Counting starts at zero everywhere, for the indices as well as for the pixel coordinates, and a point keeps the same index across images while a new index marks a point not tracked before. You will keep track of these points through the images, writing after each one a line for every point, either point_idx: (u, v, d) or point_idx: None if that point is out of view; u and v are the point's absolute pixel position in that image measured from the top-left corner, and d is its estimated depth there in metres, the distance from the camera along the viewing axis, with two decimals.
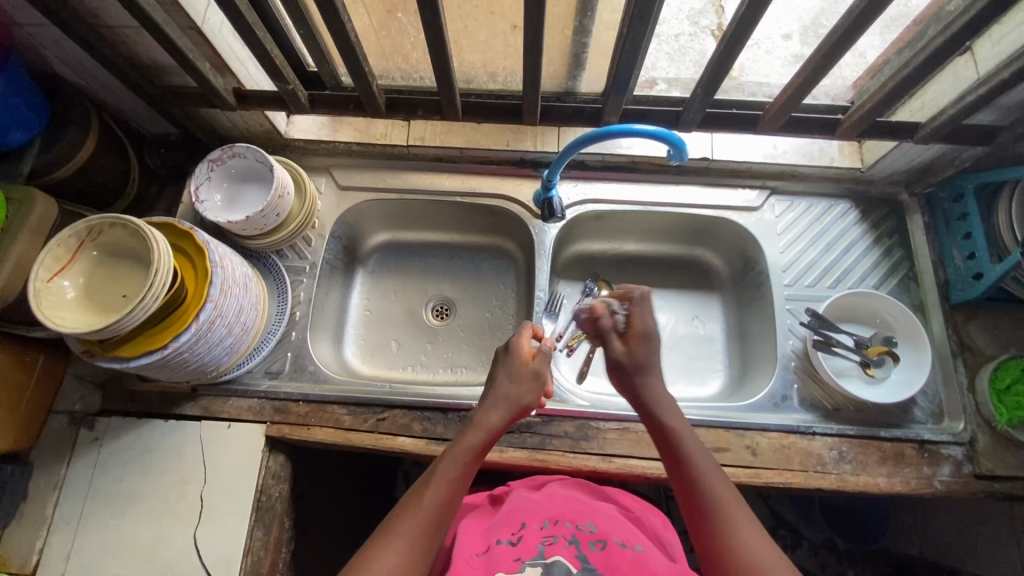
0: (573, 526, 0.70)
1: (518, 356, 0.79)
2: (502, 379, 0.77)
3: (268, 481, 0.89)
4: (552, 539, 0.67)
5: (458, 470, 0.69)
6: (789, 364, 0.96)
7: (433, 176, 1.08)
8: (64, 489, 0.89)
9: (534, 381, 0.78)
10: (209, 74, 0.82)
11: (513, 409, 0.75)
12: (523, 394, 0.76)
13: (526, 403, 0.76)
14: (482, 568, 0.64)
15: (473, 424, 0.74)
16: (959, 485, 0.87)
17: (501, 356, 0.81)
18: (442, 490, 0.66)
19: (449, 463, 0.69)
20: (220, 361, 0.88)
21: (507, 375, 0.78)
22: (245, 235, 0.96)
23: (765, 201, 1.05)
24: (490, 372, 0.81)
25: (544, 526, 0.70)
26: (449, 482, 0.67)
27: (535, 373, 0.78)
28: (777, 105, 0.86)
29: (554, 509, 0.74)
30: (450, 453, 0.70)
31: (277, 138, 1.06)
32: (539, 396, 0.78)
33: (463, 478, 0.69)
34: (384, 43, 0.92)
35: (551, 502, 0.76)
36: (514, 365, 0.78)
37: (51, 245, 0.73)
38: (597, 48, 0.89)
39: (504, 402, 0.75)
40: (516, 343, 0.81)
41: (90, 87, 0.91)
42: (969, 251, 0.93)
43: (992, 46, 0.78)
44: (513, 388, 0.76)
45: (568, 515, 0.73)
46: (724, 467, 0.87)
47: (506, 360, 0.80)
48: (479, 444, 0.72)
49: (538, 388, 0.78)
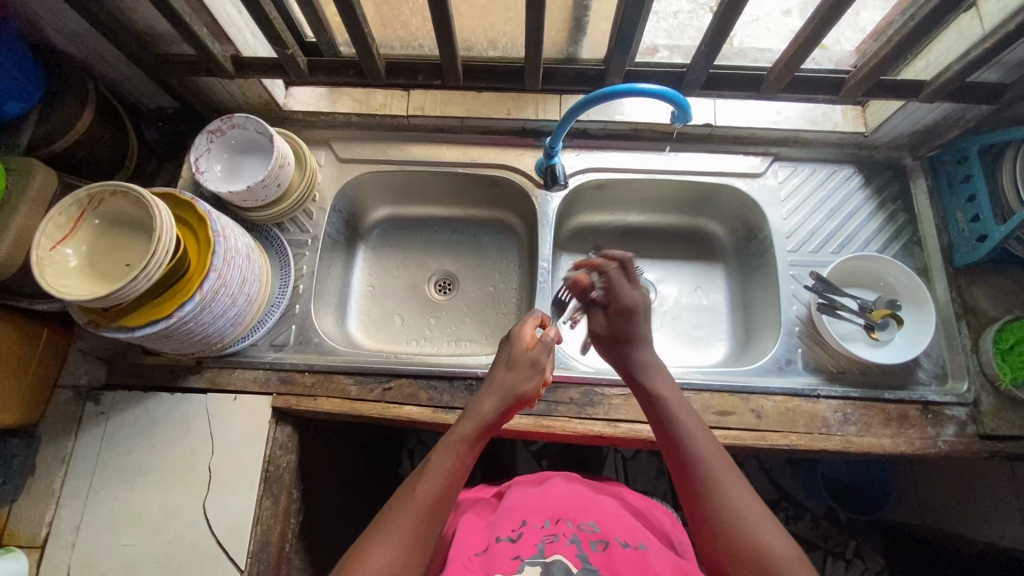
0: (574, 525, 0.70)
1: (519, 343, 0.79)
2: (499, 369, 0.77)
3: (276, 452, 0.90)
4: (553, 538, 0.67)
5: (453, 458, 0.69)
6: (793, 329, 0.96)
7: (433, 148, 1.07)
8: (72, 462, 0.89)
9: (531, 369, 0.77)
10: (207, 40, 0.81)
11: (507, 399, 0.74)
12: (519, 382, 0.75)
13: (523, 392, 0.75)
14: (480, 569, 0.65)
15: (469, 412, 0.74)
16: (962, 445, 0.87)
17: (505, 345, 0.81)
18: (439, 478, 0.67)
19: (444, 453, 0.69)
20: (225, 332, 0.88)
21: (505, 364, 0.78)
22: (246, 207, 0.95)
23: (769, 167, 1.05)
24: (496, 361, 0.81)
25: (545, 524, 0.70)
26: (446, 470, 0.68)
27: (532, 362, 0.77)
28: (780, 66, 0.86)
29: (556, 506, 0.74)
30: (445, 443, 0.70)
31: (275, 110, 1.05)
32: (538, 384, 0.77)
33: (458, 468, 0.69)
34: (383, 9, 0.91)
35: (553, 496, 0.76)
36: (514, 353, 0.78)
37: (52, 214, 0.73)
38: (599, 11, 0.88)
39: (500, 390, 0.75)
40: (521, 329, 0.81)
41: (86, 58, 0.89)
42: (974, 214, 0.93)
43: (998, 1, 0.77)
44: (510, 377, 0.76)
45: (570, 514, 0.73)
46: (729, 430, 0.88)
47: (506, 350, 0.80)
48: (473, 431, 0.72)
49: (536, 376, 0.76)
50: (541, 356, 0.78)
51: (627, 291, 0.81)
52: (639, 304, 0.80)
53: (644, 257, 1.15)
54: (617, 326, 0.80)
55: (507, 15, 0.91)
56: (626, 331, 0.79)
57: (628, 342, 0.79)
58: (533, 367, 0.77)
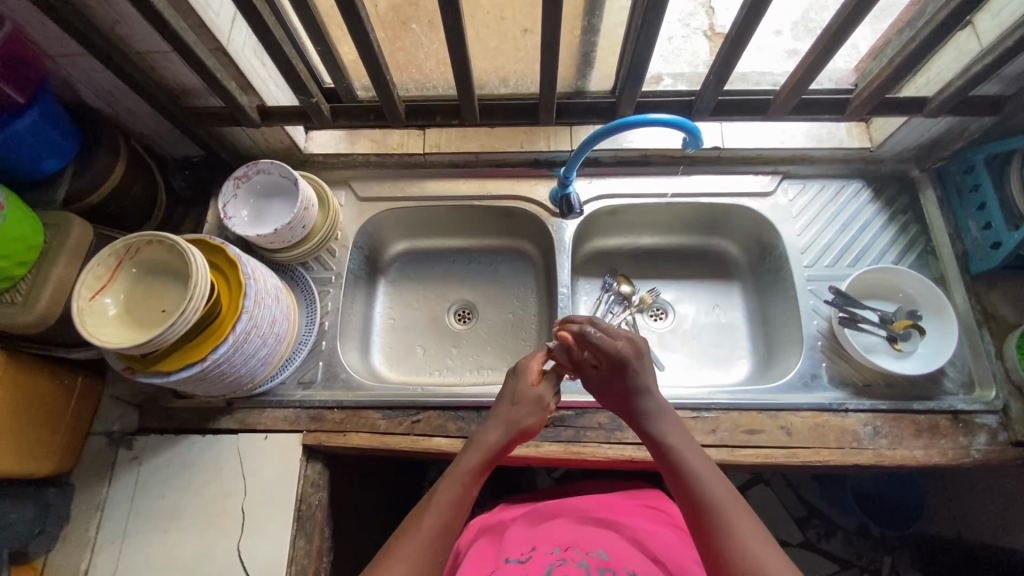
0: (582, 553, 0.71)
1: (525, 379, 0.80)
2: (503, 402, 0.78)
3: (308, 490, 0.90)
4: (561, 561, 0.69)
5: (459, 487, 0.69)
6: (815, 344, 0.96)
7: (450, 182, 1.10)
8: (107, 509, 0.90)
9: (536, 403, 0.78)
10: (236, 92, 0.85)
11: (513, 430, 0.75)
12: (524, 414, 0.76)
13: (526, 425, 0.76)
14: None
15: (474, 442, 0.74)
16: (996, 453, 0.87)
17: (510, 379, 0.81)
18: (442, 511, 0.66)
19: (449, 484, 0.69)
20: (256, 372, 0.89)
21: (510, 398, 0.78)
22: (272, 248, 0.98)
23: (778, 186, 1.07)
24: (501, 392, 0.81)
25: (555, 550, 0.72)
26: (449, 502, 0.67)
27: (539, 397, 0.78)
28: (785, 91, 0.88)
29: (566, 537, 0.76)
30: (450, 474, 0.70)
31: (296, 154, 1.09)
32: (541, 418, 0.78)
33: (462, 499, 0.68)
34: (399, 54, 0.95)
35: (565, 527, 0.78)
36: (520, 385, 0.79)
37: (92, 265, 0.75)
38: (606, 47, 0.92)
39: (507, 420, 0.75)
40: (528, 368, 0.81)
41: (118, 114, 0.93)
42: (985, 222, 0.95)
43: (993, 18, 0.80)
44: (513, 409, 0.77)
45: (580, 542, 0.74)
46: (761, 448, 0.88)
47: (512, 383, 0.81)
48: (478, 462, 0.71)
49: (539, 411, 0.77)
50: (546, 396, 0.78)
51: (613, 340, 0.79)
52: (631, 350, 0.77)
53: (659, 278, 1.16)
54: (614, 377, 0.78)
55: (517, 55, 0.95)
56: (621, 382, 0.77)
57: (629, 392, 0.76)
58: (537, 404, 0.78)
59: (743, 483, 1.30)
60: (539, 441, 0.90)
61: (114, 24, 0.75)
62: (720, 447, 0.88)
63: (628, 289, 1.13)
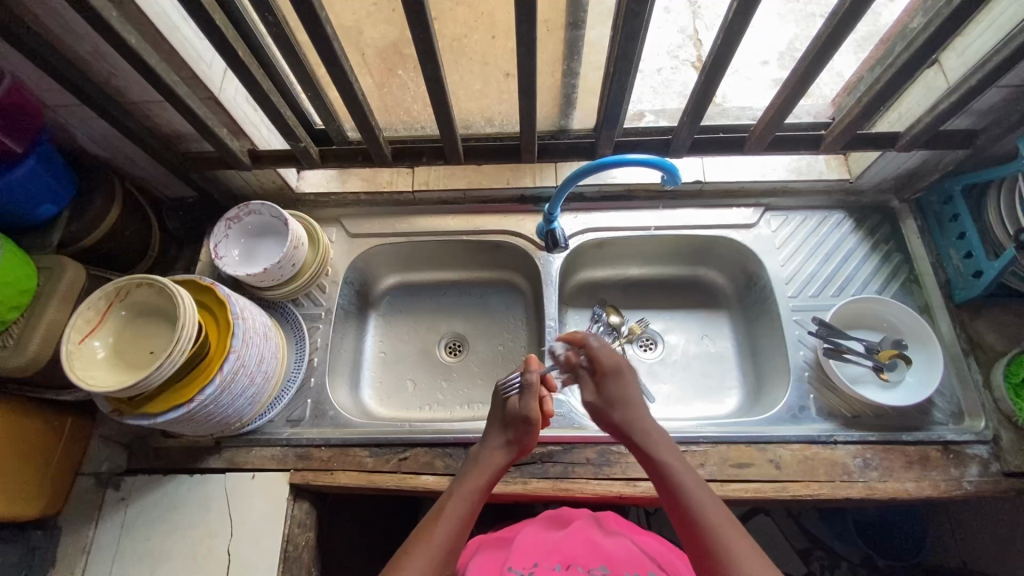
0: (585, 571, 0.73)
1: (511, 397, 0.82)
2: (499, 423, 0.82)
3: (294, 530, 0.89)
4: None
5: (466, 505, 0.74)
6: (802, 374, 0.97)
7: (439, 219, 1.12)
8: (92, 552, 0.89)
9: (526, 422, 0.80)
10: (227, 138, 0.88)
11: (513, 451, 0.80)
12: (521, 435, 0.80)
13: (525, 443, 0.80)
14: None
15: (479, 463, 0.79)
16: (989, 485, 0.86)
17: (497, 399, 0.84)
18: (453, 525, 0.71)
19: (456, 502, 0.74)
20: (244, 411, 0.89)
21: (503, 420, 0.81)
22: (263, 286, 1.00)
23: (761, 218, 1.09)
24: (494, 410, 0.84)
25: (556, 567, 0.73)
26: (457, 519, 0.72)
27: (527, 416, 0.79)
28: (762, 126, 0.90)
29: (568, 548, 0.77)
30: (459, 492, 0.75)
31: (289, 193, 1.12)
32: (536, 433, 0.81)
33: (470, 515, 0.73)
34: (387, 98, 0.99)
35: (568, 537, 0.79)
36: (508, 410, 0.81)
37: (82, 308, 0.77)
38: (587, 88, 0.96)
39: (507, 440, 0.81)
40: (509, 384, 0.83)
41: (115, 159, 0.96)
42: (966, 251, 0.96)
43: (957, 57, 0.83)
44: (506, 429, 0.81)
45: (581, 558, 0.75)
46: (751, 483, 0.87)
47: (500, 405, 0.82)
48: (486, 481, 0.77)
49: (531, 429, 0.80)
50: (528, 409, 0.79)
51: (610, 353, 0.86)
52: (622, 361, 0.85)
53: (648, 309, 1.17)
54: (609, 387, 0.83)
55: (501, 96, 0.99)
56: (617, 392, 0.83)
57: (620, 405, 0.82)
58: (526, 422, 0.80)
59: (740, 515, 1.25)
60: (526, 477, 0.89)
61: (109, 77, 0.79)
62: (708, 482, 0.87)
63: (617, 319, 1.13)
